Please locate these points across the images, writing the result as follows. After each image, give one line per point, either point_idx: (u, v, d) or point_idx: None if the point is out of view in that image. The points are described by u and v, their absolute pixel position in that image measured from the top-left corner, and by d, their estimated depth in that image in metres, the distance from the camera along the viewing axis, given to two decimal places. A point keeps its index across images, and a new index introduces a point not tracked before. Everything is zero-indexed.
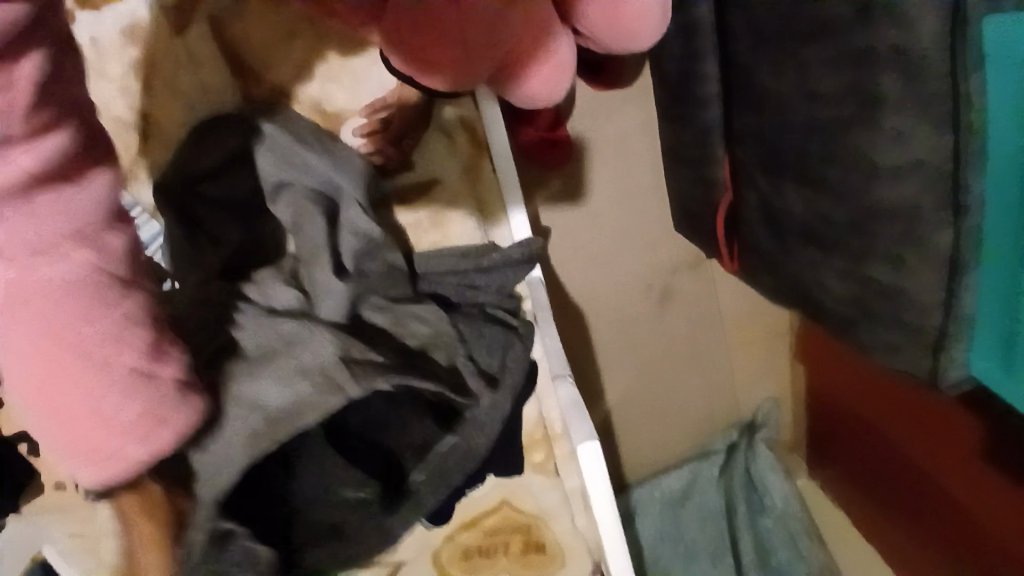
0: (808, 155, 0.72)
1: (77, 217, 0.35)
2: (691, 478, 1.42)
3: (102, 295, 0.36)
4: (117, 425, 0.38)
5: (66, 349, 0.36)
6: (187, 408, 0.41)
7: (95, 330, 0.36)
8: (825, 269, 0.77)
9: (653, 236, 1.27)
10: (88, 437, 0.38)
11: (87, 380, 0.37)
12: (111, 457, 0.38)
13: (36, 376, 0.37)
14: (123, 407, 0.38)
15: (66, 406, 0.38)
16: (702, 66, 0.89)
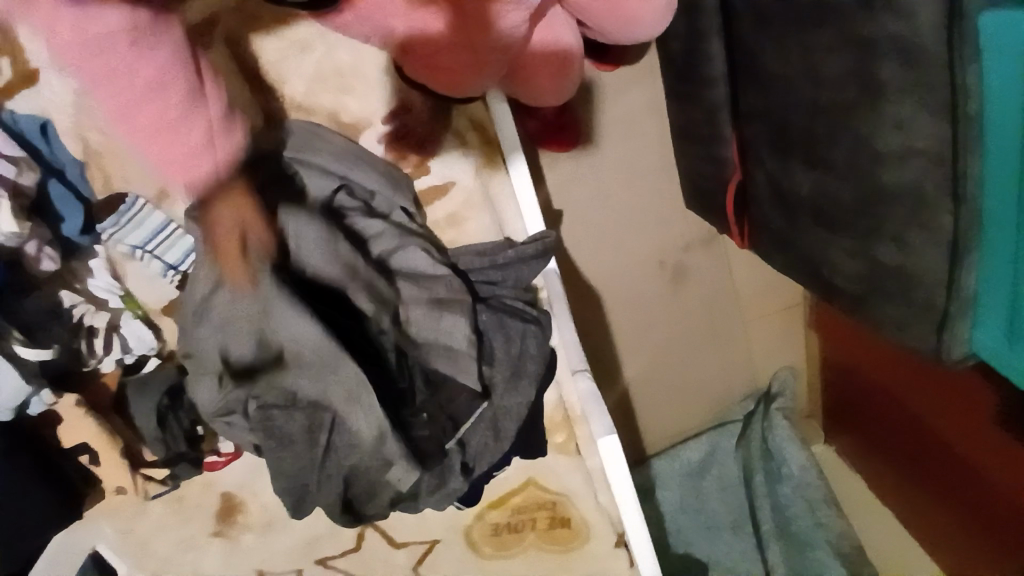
0: (814, 137, 0.73)
1: (110, 14, 0.50)
2: (710, 447, 1.46)
3: (145, 48, 0.52)
4: (197, 147, 0.55)
5: (124, 92, 0.52)
6: (232, 143, 0.57)
7: (146, 69, 0.52)
8: (834, 248, 0.78)
9: (664, 215, 1.28)
10: (168, 152, 0.54)
11: (146, 107, 0.53)
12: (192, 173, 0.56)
13: (123, 114, 0.53)
14: (186, 111, 0.54)
15: (138, 114, 0.53)
16: (706, 47, 0.90)
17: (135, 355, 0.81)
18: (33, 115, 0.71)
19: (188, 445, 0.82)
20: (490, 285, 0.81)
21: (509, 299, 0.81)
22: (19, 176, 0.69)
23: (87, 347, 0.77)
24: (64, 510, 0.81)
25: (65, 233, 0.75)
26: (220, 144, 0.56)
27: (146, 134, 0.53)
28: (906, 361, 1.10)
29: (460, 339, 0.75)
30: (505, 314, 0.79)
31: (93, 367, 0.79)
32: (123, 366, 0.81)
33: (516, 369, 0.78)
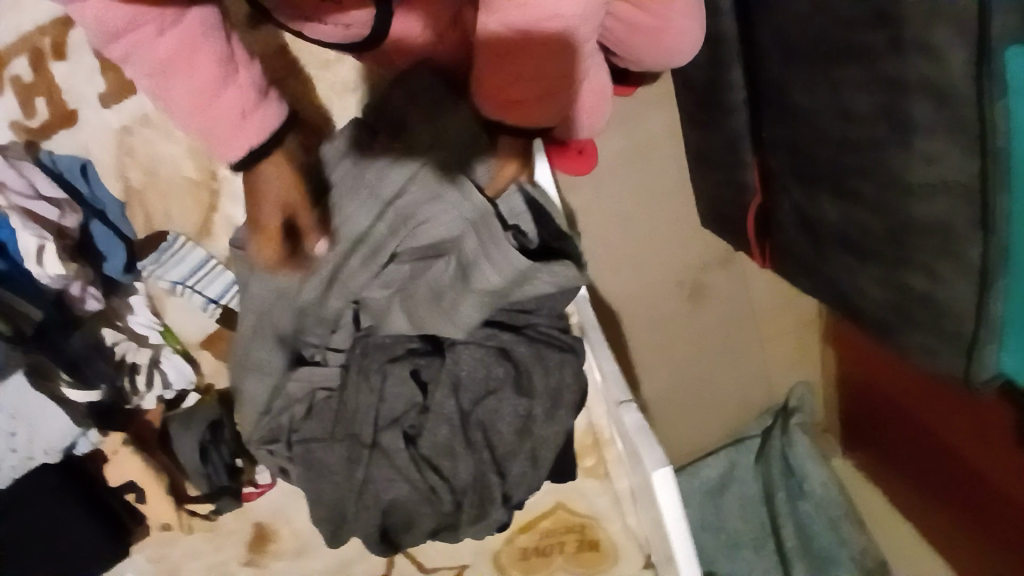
0: (842, 168, 0.75)
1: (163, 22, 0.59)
2: (728, 464, 1.46)
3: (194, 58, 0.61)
4: (240, 101, 0.64)
5: (180, 91, 0.62)
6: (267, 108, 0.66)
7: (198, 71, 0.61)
8: (862, 275, 0.80)
9: (682, 236, 1.30)
10: (217, 123, 0.64)
11: (196, 101, 0.63)
12: (234, 136, 0.65)
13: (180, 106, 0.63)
14: (226, 94, 0.63)
15: (192, 101, 0.63)
16: (727, 77, 0.92)
17: (174, 390, 0.81)
18: (73, 155, 0.72)
19: (229, 478, 0.82)
20: (525, 312, 0.80)
21: (543, 329, 0.80)
22: (62, 218, 0.71)
23: (131, 383, 0.79)
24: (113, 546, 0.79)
25: (107, 271, 0.76)
26: (260, 114, 0.66)
27: (195, 104, 0.63)
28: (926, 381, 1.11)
29: (490, 376, 0.78)
30: (536, 343, 0.79)
31: (136, 404, 0.80)
32: (163, 402, 0.82)
33: (554, 400, 0.78)
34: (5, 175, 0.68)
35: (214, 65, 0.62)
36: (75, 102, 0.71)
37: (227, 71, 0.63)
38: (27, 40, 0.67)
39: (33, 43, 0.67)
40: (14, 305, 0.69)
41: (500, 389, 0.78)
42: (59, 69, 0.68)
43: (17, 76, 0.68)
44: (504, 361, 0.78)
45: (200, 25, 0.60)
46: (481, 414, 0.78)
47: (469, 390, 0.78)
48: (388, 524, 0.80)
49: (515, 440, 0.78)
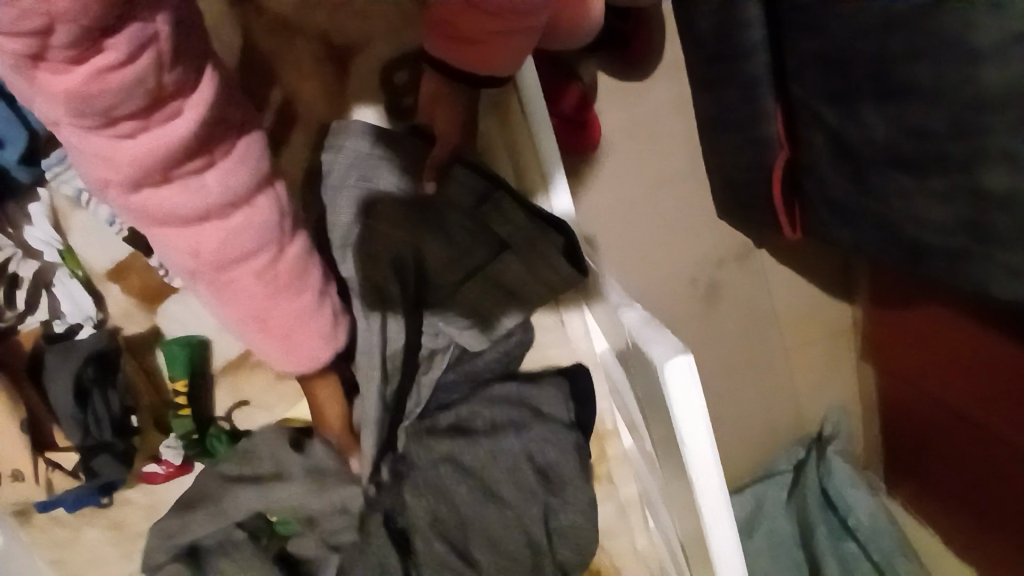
0: (886, 60, 0.62)
1: (261, 233, 0.47)
2: (756, 503, 1.22)
3: (289, 275, 0.50)
4: (322, 320, 0.54)
5: (265, 314, 0.50)
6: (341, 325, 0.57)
7: (281, 290, 0.50)
8: (917, 197, 0.65)
9: (696, 228, 1.17)
10: (294, 342, 0.53)
11: (285, 309, 0.51)
12: (305, 352, 0.54)
13: (254, 322, 0.51)
14: (288, 300, 0.51)
15: (239, 314, 0.50)
16: (741, 9, 0.82)
17: (65, 321, 0.65)
18: None
19: (114, 434, 0.64)
20: (472, 354, 0.68)
21: (478, 413, 0.67)
22: None
23: (7, 297, 0.63)
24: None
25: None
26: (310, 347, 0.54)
27: (246, 319, 0.50)
28: (993, 367, 0.90)
29: (450, 458, 0.64)
30: (472, 434, 0.66)
31: (10, 323, 0.63)
32: (49, 333, 0.64)
33: (542, 477, 0.65)
34: None
35: (277, 282, 0.50)
36: None
37: (292, 286, 0.51)
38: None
39: None
40: None
41: (472, 472, 0.63)
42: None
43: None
44: (464, 437, 0.65)
45: (293, 242, 0.50)
46: (466, 504, 0.62)
47: (450, 523, 0.62)
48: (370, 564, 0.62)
49: (514, 505, 0.63)
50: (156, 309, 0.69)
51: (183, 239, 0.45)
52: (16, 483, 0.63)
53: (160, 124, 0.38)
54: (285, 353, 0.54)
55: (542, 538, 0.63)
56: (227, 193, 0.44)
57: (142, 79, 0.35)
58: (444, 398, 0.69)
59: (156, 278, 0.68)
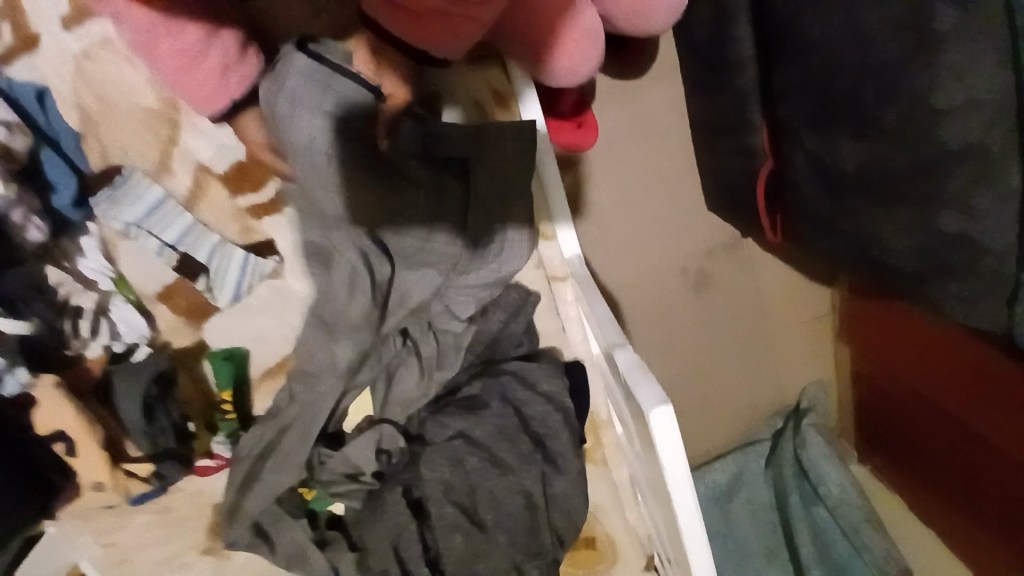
0: (862, 104, 0.68)
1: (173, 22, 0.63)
2: (737, 469, 1.33)
3: (196, 25, 0.63)
4: (221, 75, 0.65)
5: (176, 56, 0.64)
6: (247, 59, 0.67)
7: (195, 48, 0.64)
8: (884, 225, 0.72)
9: (688, 221, 1.24)
10: (213, 97, 0.67)
11: (188, 45, 0.64)
12: (215, 97, 0.67)
13: (179, 70, 0.65)
14: (211, 52, 0.64)
15: (176, 62, 0.64)
16: (734, 29, 0.86)
17: (124, 343, 0.73)
18: (29, 82, 0.68)
19: (177, 441, 0.73)
20: (490, 340, 0.76)
21: (483, 385, 0.75)
22: (9, 138, 0.66)
23: (73, 327, 0.71)
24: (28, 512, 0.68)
25: (55, 204, 0.69)
26: (245, 70, 0.66)
27: (178, 66, 0.65)
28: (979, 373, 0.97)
29: (462, 436, 0.73)
30: (476, 407, 0.74)
31: (77, 351, 0.71)
32: (111, 354, 0.73)
33: (538, 446, 0.72)
34: None
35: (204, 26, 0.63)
36: (35, 24, 0.67)
37: (218, 33, 0.64)
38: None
39: None
40: None
41: (479, 449, 0.72)
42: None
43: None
44: (473, 416, 0.73)
45: (232, 53, 0.65)
46: (477, 479, 0.71)
47: (461, 489, 0.71)
48: (396, 543, 0.72)
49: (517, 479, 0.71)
50: (201, 324, 0.77)
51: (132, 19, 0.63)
52: (98, 492, 0.71)
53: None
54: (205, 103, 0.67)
55: (541, 500, 0.72)
56: None
57: None
58: (454, 381, 0.77)
59: (201, 298, 0.76)
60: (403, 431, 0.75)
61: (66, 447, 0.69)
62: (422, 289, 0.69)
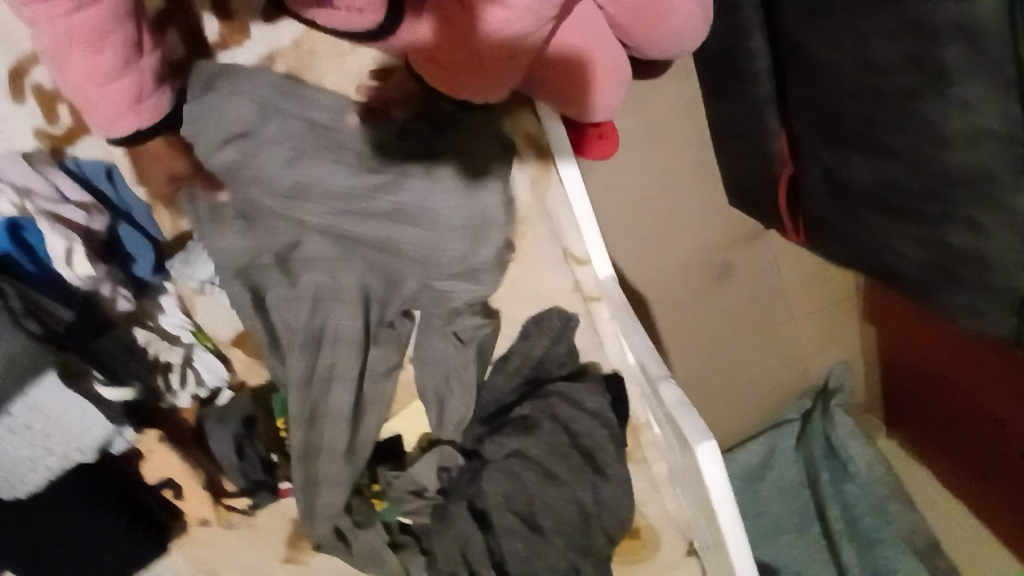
0: (873, 125, 0.71)
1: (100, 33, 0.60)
2: (767, 447, 1.40)
3: (122, 45, 0.62)
4: (134, 102, 0.65)
5: (94, 73, 0.62)
6: (159, 91, 0.67)
7: (116, 65, 0.62)
8: (899, 236, 0.76)
9: (709, 216, 1.27)
10: (115, 118, 0.65)
11: (109, 63, 0.62)
12: (118, 121, 0.65)
13: (89, 84, 0.62)
14: (127, 78, 0.63)
15: (83, 75, 0.62)
16: (748, 44, 0.89)
17: (208, 388, 0.82)
18: (98, 160, 0.75)
19: (264, 472, 0.83)
20: (537, 362, 0.87)
21: (533, 406, 0.83)
22: (90, 221, 0.72)
23: (165, 382, 0.79)
24: (150, 546, 0.78)
25: (137, 273, 0.78)
26: (153, 103, 0.67)
27: (85, 79, 0.62)
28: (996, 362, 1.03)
29: (516, 453, 0.81)
30: (530, 428, 0.81)
31: (170, 402, 0.80)
32: (198, 400, 0.82)
33: (588, 458, 0.80)
34: (30, 181, 0.71)
35: (125, 50, 0.62)
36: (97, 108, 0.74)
37: (139, 61, 0.64)
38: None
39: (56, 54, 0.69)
40: (43, 305, 0.69)
41: (531, 463, 0.80)
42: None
43: (38, 84, 0.71)
44: (527, 436, 0.81)
45: (147, 81, 0.65)
46: (533, 491, 0.79)
47: (518, 499, 0.79)
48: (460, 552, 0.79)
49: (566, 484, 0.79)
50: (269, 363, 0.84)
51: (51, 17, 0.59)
52: (206, 526, 0.82)
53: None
54: (107, 120, 0.65)
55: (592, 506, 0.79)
56: None
57: None
58: (506, 401, 0.87)
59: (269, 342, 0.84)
60: (461, 449, 0.85)
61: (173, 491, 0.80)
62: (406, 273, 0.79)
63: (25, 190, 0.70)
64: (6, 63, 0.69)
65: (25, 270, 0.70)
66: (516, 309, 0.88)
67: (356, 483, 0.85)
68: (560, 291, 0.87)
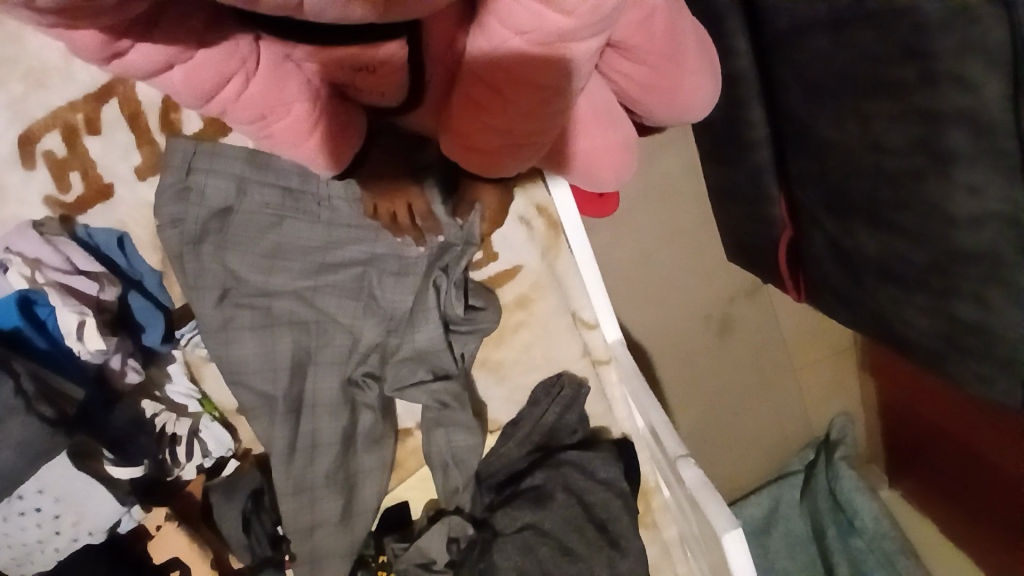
0: (878, 201, 0.74)
1: (284, 87, 0.58)
2: (772, 502, 1.38)
3: (303, 86, 0.60)
4: (332, 130, 0.64)
5: (291, 123, 0.61)
6: (347, 107, 0.66)
7: (308, 106, 0.61)
8: (906, 306, 0.78)
9: (708, 271, 1.29)
10: (324, 152, 0.66)
11: (300, 110, 0.60)
12: (330, 152, 0.66)
13: (293, 133, 0.62)
14: (321, 119, 0.63)
15: (289, 133, 0.62)
16: (748, 114, 0.92)
17: (214, 458, 0.79)
18: (110, 229, 0.75)
19: (271, 547, 0.80)
20: (547, 428, 0.86)
21: (544, 476, 0.82)
22: (101, 292, 0.70)
23: (171, 455, 0.77)
24: None
25: (146, 342, 0.75)
26: (350, 124, 0.66)
27: (294, 135, 0.62)
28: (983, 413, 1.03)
29: (530, 525, 0.79)
30: (543, 499, 0.81)
31: (176, 475, 0.78)
32: (204, 471, 0.80)
33: (604, 532, 0.79)
34: (42, 252, 0.69)
35: (306, 96, 0.60)
36: (108, 177, 0.75)
37: (318, 96, 0.62)
38: (57, 116, 0.72)
39: (66, 120, 0.72)
40: (54, 386, 0.68)
41: (545, 531, 0.79)
42: (90, 142, 0.74)
43: (49, 150, 0.73)
44: (541, 508, 0.80)
45: (332, 105, 0.63)
46: (548, 564, 0.77)
47: (533, 575, 0.77)
48: None
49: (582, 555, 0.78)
50: None
51: (233, 93, 0.56)
52: None
53: (160, 41, 0.47)
54: (326, 162, 0.67)
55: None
56: (194, 59, 0.51)
57: (157, 57, 0.49)
58: (517, 469, 0.86)
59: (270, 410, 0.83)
60: (470, 519, 0.83)
61: (179, 572, 0.76)
62: (378, 325, 0.79)
63: (36, 261, 0.69)
64: (17, 132, 0.71)
65: (35, 346, 0.69)
66: (526, 376, 0.88)
67: (361, 552, 0.84)
68: (569, 356, 0.88)
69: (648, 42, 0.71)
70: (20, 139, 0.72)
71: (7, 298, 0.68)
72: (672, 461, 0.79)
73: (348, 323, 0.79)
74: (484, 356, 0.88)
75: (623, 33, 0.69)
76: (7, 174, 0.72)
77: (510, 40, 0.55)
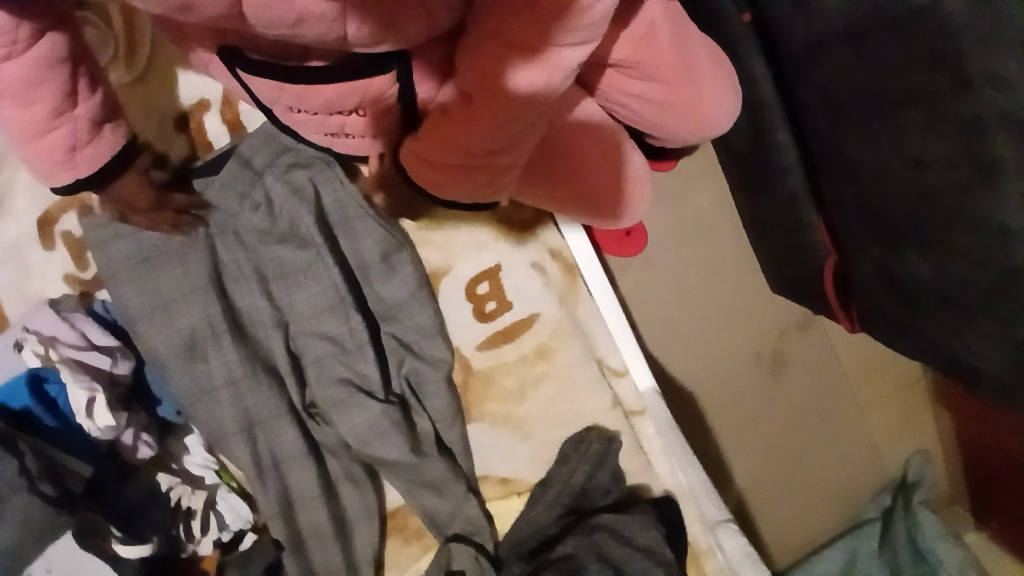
0: (925, 221, 0.67)
1: (32, 80, 0.51)
2: (847, 556, 1.24)
3: (54, 90, 0.52)
4: (67, 153, 0.56)
5: (27, 122, 0.53)
6: (107, 142, 0.58)
7: (50, 113, 0.53)
8: (970, 335, 0.69)
9: (754, 306, 1.22)
10: (53, 169, 0.57)
11: (38, 113, 0.53)
12: (55, 173, 0.57)
13: (24, 131, 0.54)
14: (58, 130, 0.54)
15: (16, 127, 0.54)
16: (773, 139, 0.86)
17: (231, 532, 0.76)
18: None
19: None
20: (581, 490, 0.80)
21: (574, 544, 0.76)
22: (114, 366, 0.70)
23: (185, 530, 0.75)
24: None
25: (161, 414, 0.75)
26: (94, 152, 0.57)
27: (22, 129, 0.54)
28: None
29: None
30: (574, 571, 0.74)
31: (191, 551, 0.76)
32: (220, 546, 0.77)
33: None
34: (57, 329, 0.70)
35: (53, 104, 0.52)
36: None
37: (70, 111, 0.54)
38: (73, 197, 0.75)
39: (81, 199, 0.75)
40: (62, 464, 0.68)
41: None
42: None
43: (67, 232, 0.75)
44: None
45: (88, 129, 0.56)
46: None
47: None
48: None
49: None
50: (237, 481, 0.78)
51: None
52: None
53: None
54: (48, 173, 0.57)
55: None
56: None
57: None
58: (546, 537, 0.80)
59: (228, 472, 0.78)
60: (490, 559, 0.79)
61: None
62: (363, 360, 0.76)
63: (51, 338, 0.69)
64: (37, 216, 0.74)
65: (46, 425, 0.70)
66: (551, 432, 0.83)
67: None
68: (598, 409, 0.83)
69: (656, 55, 0.69)
70: (39, 220, 0.75)
71: (20, 376, 0.69)
72: (711, 524, 0.80)
73: (362, 380, 0.77)
74: (504, 414, 0.83)
75: (625, 49, 0.67)
76: (30, 255, 0.75)
77: (510, 73, 0.48)
